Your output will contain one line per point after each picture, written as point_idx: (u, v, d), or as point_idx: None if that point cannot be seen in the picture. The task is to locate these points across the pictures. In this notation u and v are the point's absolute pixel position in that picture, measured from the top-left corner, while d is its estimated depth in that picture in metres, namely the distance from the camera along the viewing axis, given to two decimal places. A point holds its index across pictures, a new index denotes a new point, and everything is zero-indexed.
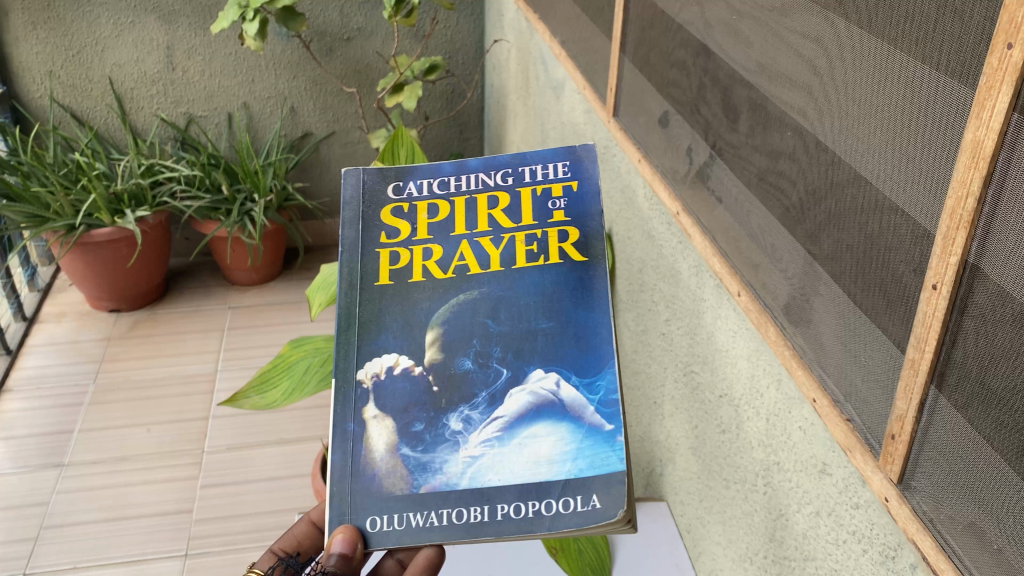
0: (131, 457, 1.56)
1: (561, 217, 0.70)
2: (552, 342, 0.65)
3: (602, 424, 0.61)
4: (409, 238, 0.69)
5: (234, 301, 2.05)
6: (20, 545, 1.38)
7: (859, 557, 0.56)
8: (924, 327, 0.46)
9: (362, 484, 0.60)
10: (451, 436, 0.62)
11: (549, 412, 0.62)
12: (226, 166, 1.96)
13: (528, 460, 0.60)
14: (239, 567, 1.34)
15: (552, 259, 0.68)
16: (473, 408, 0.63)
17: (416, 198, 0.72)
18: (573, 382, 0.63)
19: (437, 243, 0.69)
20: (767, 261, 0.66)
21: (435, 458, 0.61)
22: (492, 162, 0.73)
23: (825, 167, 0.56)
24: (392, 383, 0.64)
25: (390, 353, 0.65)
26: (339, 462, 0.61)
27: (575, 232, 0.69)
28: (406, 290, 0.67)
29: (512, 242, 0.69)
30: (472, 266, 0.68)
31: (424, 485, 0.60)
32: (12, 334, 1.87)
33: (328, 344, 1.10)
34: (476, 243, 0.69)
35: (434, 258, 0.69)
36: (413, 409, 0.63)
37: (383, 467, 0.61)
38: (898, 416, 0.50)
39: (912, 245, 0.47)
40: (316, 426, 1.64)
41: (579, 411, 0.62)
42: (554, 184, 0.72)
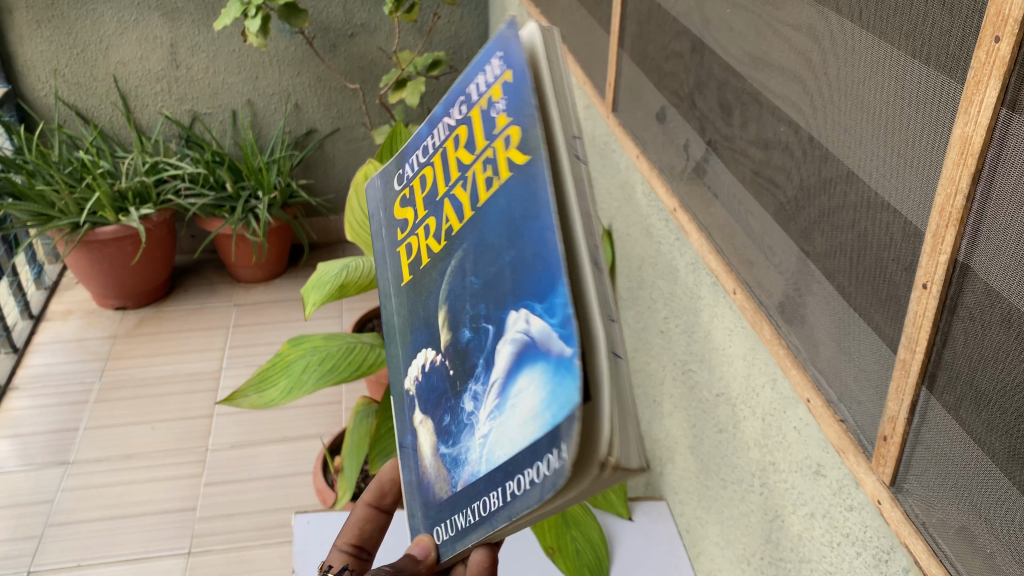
0: (136, 455, 1.56)
1: (503, 120, 0.39)
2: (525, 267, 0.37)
3: (559, 349, 0.33)
4: (414, 223, 0.49)
5: (240, 298, 2.06)
6: (25, 543, 1.39)
7: (853, 560, 0.55)
8: (914, 327, 0.45)
9: (425, 501, 0.46)
10: (465, 420, 0.41)
11: (522, 361, 0.36)
12: (231, 163, 1.96)
13: (516, 425, 0.36)
14: (242, 565, 1.35)
15: (504, 177, 0.39)
16: (473, 380, 0.41)
17: (414, 175, 0.50)
18: (538, 312, 0.35)
19: (430, 215, 0.47)
20: (763, 259, 0.65)
21: (462, 449, 0.42)
22: (450, 91, 0.46)
23: (817, 162, 0.55)
24: (429, 381, 0.47)
25: (421, 354, 0.48)
26: (410, 481, 0.49)
27: (513, 130, 0.38)
28: (416, 285, 0.48)
29: (475, 177, 0.42)
30: (454, 225, 0.44)
31: (460, 484, 0.42)
32: (18, 332, 1.88)
33: (326, 343, 1.10)
34: (454, 197, 0.45)
35: (430, 234, 0.47)
36: (439, 400, 0.45)
37: (433, 474, 0.45)
38: (890, 417, 0.49)
39: (903, 242, 0.46)
40: (320, 423, 1.65)
41: (545, 344, 0.34)
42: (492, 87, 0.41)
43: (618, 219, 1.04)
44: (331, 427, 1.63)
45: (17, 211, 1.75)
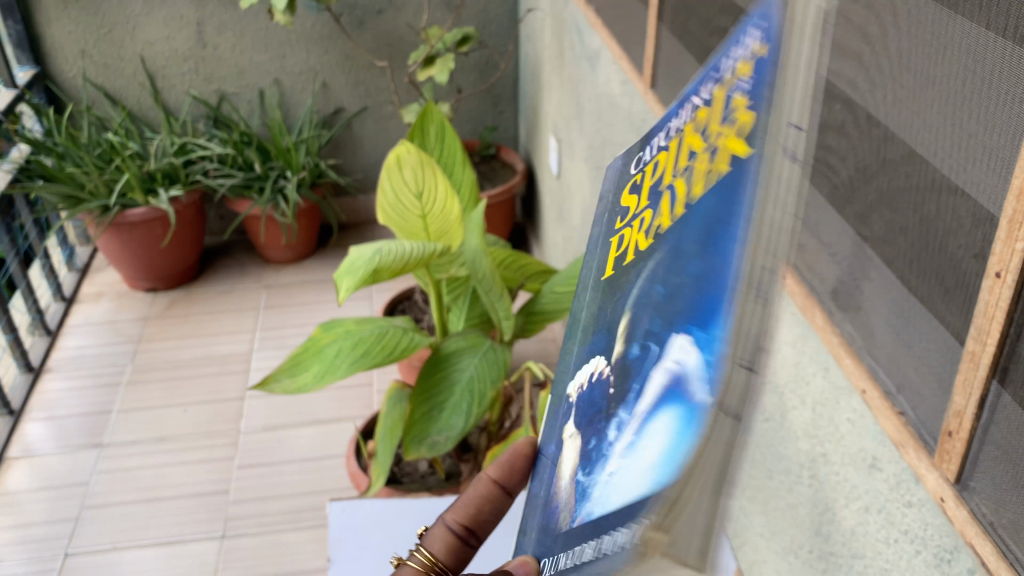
0: (168, 438, 1.57)
1: (740, 107, 0.26)
2: (690, 299, 0.27)
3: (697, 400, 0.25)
4: (636, 213, 0.35)
5: (270, 280, 2.05)
6: (62, 525, 1.40)
7: (912, 558, 0.52)
8: (985, 318, 0.43)
9: (545, 518, 0.37)
10: (601, 451, 0.32)
11: (670, 401, 0.27)
12: (259, 143, 1.94)
13: (635, 471, 0.28)
14: (276, 548, 1.35)
15: (715, 167, 0.27)
16: (623, 409, 0.31)
17: (647, 158, 0.35)
18: (695, 338, 0.26)
19: (650, 213, 0.33)
20: (815, 242, 0.62)
21: (595, 477, 0.32)
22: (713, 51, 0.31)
23: (876, 142, 0.52)
24: (590, 396, 0.35)
25: (595, 358, 0.36)
26: (542, 487, 0.40)
27: (740, 133, 0.26)
28: (614, 284, 0.35)
29: (693, 174, 0.29)
30: (667, 218, 0.31)
31: (580, 516, 0.32)
32: (50, 314, 1.89)
33: (360, 327, 1.02)
34: (673, 194, 0.31)
35: (645, 227, 0.33)
36: (592, 418, 0.34)
37: (563, 495, 0.36)
38: (956, 412, 0.46)
39: (973, 229, 0.43)
40: (352, 407, 1.63)
41: (677, 385, 0.26)
42: (736, 77, 0.26)
43: None
44: (362, 410, 1.62)
45: (47, 193, 1.75)
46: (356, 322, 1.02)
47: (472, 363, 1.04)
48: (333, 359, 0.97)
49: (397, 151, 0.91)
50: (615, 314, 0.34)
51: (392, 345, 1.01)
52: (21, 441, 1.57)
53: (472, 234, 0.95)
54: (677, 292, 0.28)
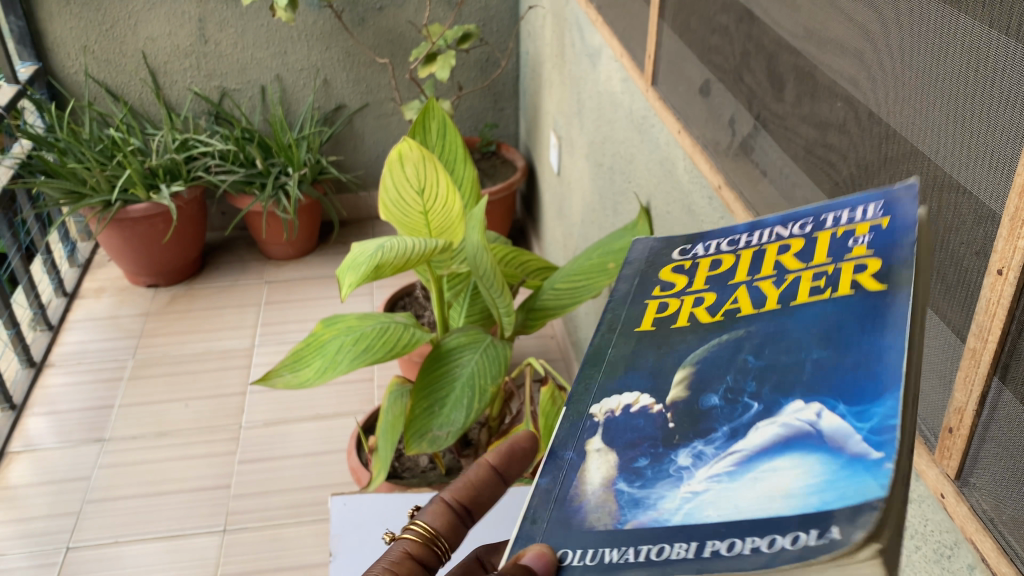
0: (170, 432, 1.57)
1: (862, 251, 0.36)
2: (823, 374, 0.33)
3: (869, 452, 0.29)
4: (682, 289, 0.42)
5: (271, 276, 2.05)
6: (64, 518, 1.40)
7: (912, 554, 0.53)
8: (986, 315, 0.43)
9: (562, 517, 0.34)
10: (674, 472, 0.33)
11: (798, 447, 0.31)
12: (260, 139, 1.94)
13: (757, 496, 0.30)
14: (276, 543, 1.35)
15: (841, 292, 0.36)
16: (708, 442, 0.33)
17: (701, 255, 0.43)
18: (840, 410, 0.31)
19: (711, 290, 0.41)
20: None
21: (652, 495, 0.32)
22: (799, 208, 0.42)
23: (877, 140, 0.52)
24: (627, 422, 0.36)
25: (633, 391, 0.38)
26: (542, 488, 0.35)
27: (877, 261, 0.35)
28: (663, 337, 0.40)
29: (797, 283, 0.38)
30: (746, 308, 0.38)
31: (631, 523, 0.32)
32: (52, 309, 1.90)
33: (362, 323, 1.02)
34: (756, 288, 0.39)
35: (704, 304, 0.40)
36: (640, 441, 0.35)
37: (591, 501, 0.34)
38: (957, 409, 0.46)
39: (974, 226, 0.44)
40: (353, 401, 1.64)
41: (842, 440, 0.30)
42: (861, 222, 0.38)
43: (657, 195, 1.00)
44: (363, 405, 1.62)
45: (49, 189, 1.75)
46: (357, 317, 1.02)
47: (472, 358, 1.04)
48: (334, 354, 0.98)
49: (400, 148, 0.91)
50: (671, 362, 0.38)
51: (393, 340, 1.01)
52: (23, 435, 1.57)
53: (474, 230, 0.96)
54: (789, 373, 0.34)
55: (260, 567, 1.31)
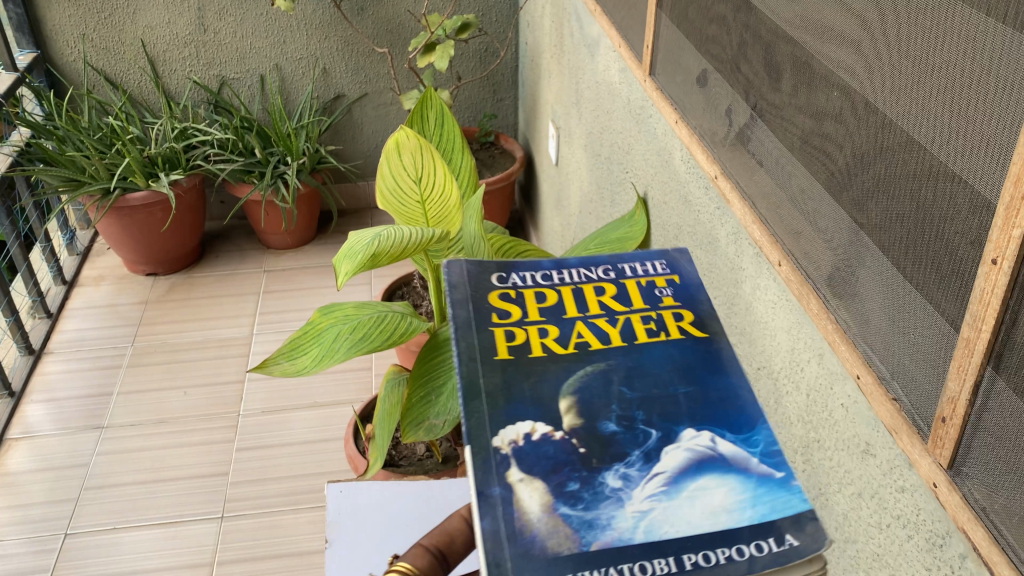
0: (168, 420, 1.57)
1: (672, 302, 0.59)
2: (694, 407, 0.51)
3: (772, 472, 0.47)
4: (521, 320, 0.56)
5: (269, 265, 2.05)
6: (62, 505, 1.41)
7: (905, 543, 0.53)
8: (981, 305, 0.43)
9: (521, 549, 0.42)
10: (612, 493, 0.45)
11: (710, 468, 0.47)
12: (259, 128, 1.94)
13: (703, 511, 0.45)
14: (274, 530, 1.35)
15: (673, 335, 0.56)
16: (628, 465, 0.47)
17: (523, 286, 0.59)
18: (729, 438, 0.49)
19: (551, 323, 0.56)
20: (810, 229, 0.63)
21: (600, 515, 0.44)
22: (592, 257, 0.63)
23: (874, 130, 0.52)
24: (534, 450, 0.47)
25: (525, 420, 0.48)
26: (487, 529, 0.43)
27: (689, 313, 0.58)
28: (527, 365, 0.53)
29: (627, 322, 0.57)
30: (594, 342, 0.55)
31: (597, 544, 0.42)
32: (51, 297, 1.90)
33: (359, 312, 1.02)
34: (593, 324, 0.56)
35: (551, 335, 0.55)
36: (560, 467, 0.46)
37: (542, 528, 0.43)
38: (950, 398, 0.47)
39: (970, 215, 0.44)
40: (350, 390, 1.64)
41: (744, 463, 0.48)
42: (655, 278, 0.62)
43: (654, 186, 1.00)
44: (361, 394, 1.62)
45: (48, 176, 1.75)
46: (355, 306, 1.02)
47: None
48: (331, 343, 0.98)
49: (397, 136, 0.91)
50: (549, 392, 0.51)
51: (391, 330, 1.01)
52: (22, 422, 1.58)
53: (472, 220, 0.95)
54: (668, 406, 0.51)
55: (257, 555, 1.31)
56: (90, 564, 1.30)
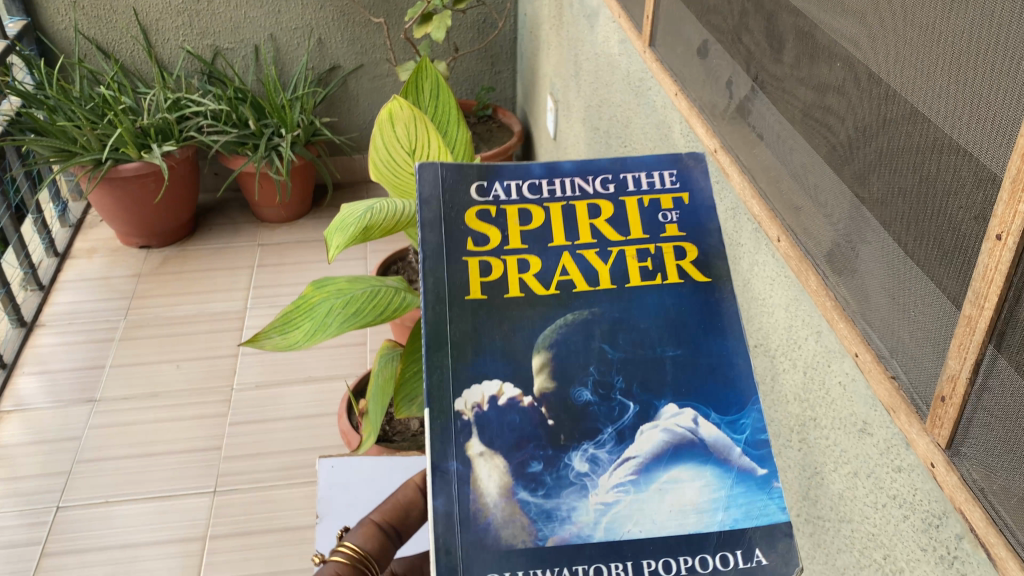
0: (161, 393, 1.57)
1: (675, 231, 0.57)
2: (682, 372, 0.52)
3: (754, 469, 0.49)
4: (500, 248, 0.56)
5: (264, 238, 2.03)
6: (54, 478, 1.40)
7: (900, 524, 0.52)
8: (983, 281, 0.42)
9: (473, 537, 0.46)
10: (576, 479, 0.49)
11: (686, 454, 0.50)
12: (253, 99, 1.91)
13: (670, 509, 0.48)
14: (268, 505, 1.35)
15: (671, 279, 0.55)
16: (599, 446, 0.50)
17: (506, 201, 0.58)
18: (714, 420, 0.51)
19: (533, 254, 0.56)
20: (810, 204, 0.61)
21: (561, 505, 0.48)
22: (588, 163, 0.60)
23: (876, 102, 0.51)
24: (498, 417, 0.50)
25: (492, 379, 0.51)
26: (442, 509, 0.47)
27: (693, 248, 0.56)
28: (500, 307, 0.54)
29: (621, 257, 0.56)
30: (579, 283, 0.55)
31: (551, 539, 0.47)
32: (44, 269, 1.88)
33: (352, 286, 1.01)
34: (579, 257, 0.56)
35: (532, 271, 0.55)
36: (524, 444, 0.49)
37: (498, 516, 0.47)
38: (950, 376, 0.46)
39: (975, 189, 0.42)
40: (345, 364, 1.63)
41: (725, 453, 0.50)
42: (662, 194, 0.59)
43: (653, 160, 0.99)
44: (356, 368, 1.62)
45: (40, 146, 1.73)
46: (348, 280, 1.01)
47: None
48: (323, 317, 0.97)
49: (390, 107, 0.89)
50: (522, 345, 0.52)
51: (383, 304, 1.01)
52: (14, 395, 1.57)
53: None
54: (653, 376, 0.52)
55: (250, 529, 1.31)
56: (82, 538, 1.30)
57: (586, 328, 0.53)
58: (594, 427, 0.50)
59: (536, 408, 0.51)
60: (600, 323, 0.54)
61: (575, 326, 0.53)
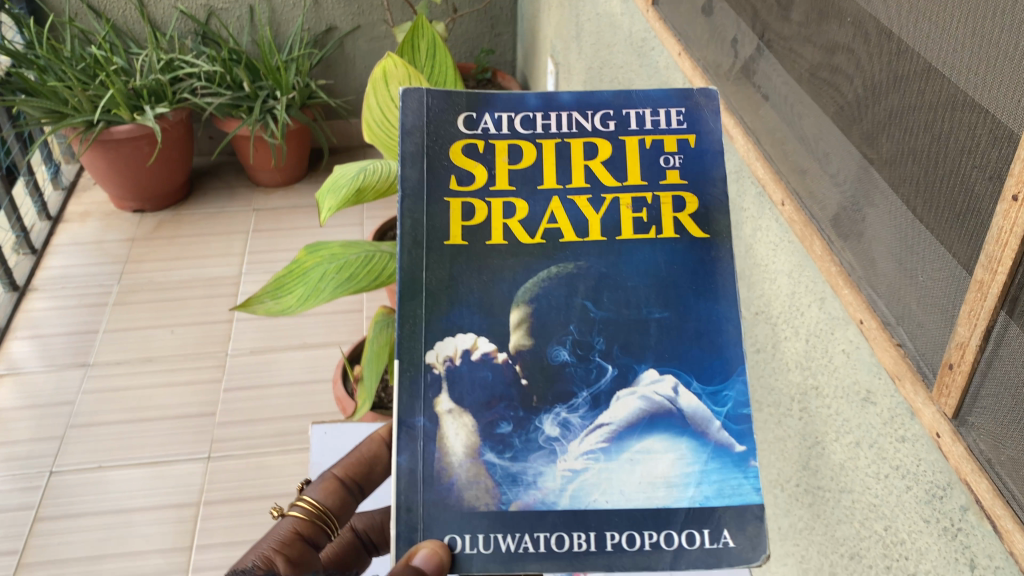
0: (155, 359, 1.55)
1: (677, 178, 0.53)
2: (667, 335, 0.51)
3: (731, 445, 0.49)
4: (484, 188, 0.53)
5: (259, 203, 2.01)
6: (46, 443, 1.39)
7: (903, 495, 0.51)
8: (997, 244, 0.40)
9: (434, 497, 0.48)
10: (545, 443, 0.49)
11: (661, 425, 0.49)
12: (248, 61, 1.87)
13: (639, 481, 0.49)
14: (262, 471, 1.34)
15: (665, 233, 0.52)
16: (571, 411, 0.50)
17: (494, 136, 0.54)
18: (694, 389, 0.50)
19: (520, 197, 0.53)
20: (816, 167, 0.59)
21: (528, 469, 0.49)
22: (590, 94, 0.55)
23: (887, 58, 0.49)
24: (470, 373, 0.50)
25: (467, 333, 0.51)
26: (405, 466, 0.48)
27: (693, 199, 0.52)
28: (480, 255, 0.52)
29: (615, 206, 0.53)
30: (567, 232, 0.52)
31: (514, 503, 0.48)
32: (36, 233, 1.86)
33: (346, 251, 0.99)
34: (569, 202, 0.53)
35: (518, 216, 0.53)
36: (496, 403, 0.50)
37: (462, 476, 0.49)
38: (959, 343, 0.44)
39: (990, 147, 0.40)
40: (341, 330, 1.62)
41: (702, 426, 0.49)
42: (667, 135, 0.54)
43: None
44: (352, 335, 1.60)
45: (30, 107, 1.70)
46: (341, 245, 0.99)
47: None
48: (317, 282, 0.95)
49: (384, 65, 0.87)
50: (501, 297, 0.51)
51: (379, 269, 0.99)
52: (7, 359, 1.56)
53: None
54: (635, 339, 0.50)
55: (244, 495, 1.30)
56: (76, 503, 1.30)
57: (569, 285, 0.51)
58: (569, 390, 0.50)
59: (510, 366, 0.50)
60: (585, 278, 0.52)
61: (558, 284, 0.51)
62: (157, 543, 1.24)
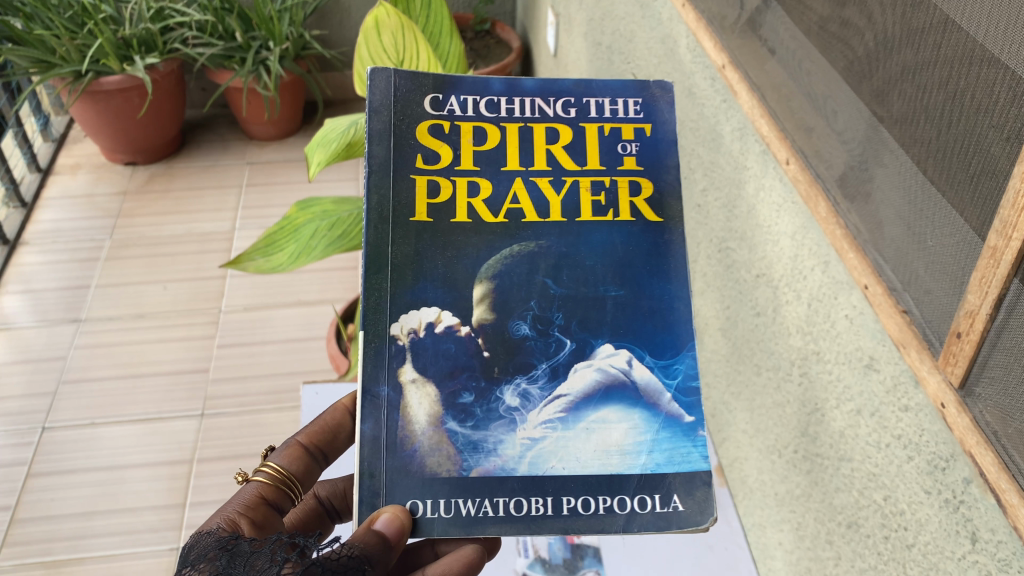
0: (148, 314, 1.54)
1: (633, 165, 0.52)
2: (624, 313, 0.50)
3: (681, 416, 0.48)
4: (449, 167, 0.51)
5: (253, 157, 1.98)
6: (39, 399, 1.38)
7: (904, 465, 0.50)
8: (1013, 208, 0.38)
9: (398, 463, 0.47)
10: (505, 413, 0.48)
11: (616, 397, 0.48)
12: (240, 11, 1.81)
13: (594, 449, 0.47)
14: (256, 428, 1.34)
15: (622, 216, 0.51)
16: (531, 382, 0.48)
17: (460, 117, 0.53)
18: (648, 363, 0.49)
19: (484, 177, 0.52)
20: (824, 125, 0.57)
21: (488, 437, 0.47)
22: (552, 81, 0.54)
23: (903, 10, 0.46)
24: (433, 345, 0.48)
25: (431, 306, 0.49)
26: (369, 433, 0.47)
27: (648, 184, 0.52)
28: (445, 232, 0.50)
29: (575, 188, 0.52)
30: (528, 213, 0.51)
31: (475, 470, 0.47)
32: (26, 186, 1.84)
33: (338, 208, 0.96)
34: (531, 183, 0.52)
35: (481, 196, 0.51)
36: (458, 373, 0.48)
37: (425, 443, 0.47)
38: (968, 311, 0.42)
39: (1009, 104, 0.38)
40: (336, 288, 1.60)
41: (655, 398, 0.48)
42: (624, 124, 0.53)
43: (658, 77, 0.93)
44: (346, 293, 1.59)
45: (17, 57, 1.66)
46: (333, 202, 0.96)
47: None
48: (308, 240, 0.93)
49: (376, 14, 0.84)
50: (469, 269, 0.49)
51: None
52: None
53: None
54: (593, 315, 0.50)
55: (237, 453, 1.30)
56: (69, 459, 1.29)
57: (531, 261, 0.50)
58: (529, 364, 0.49)
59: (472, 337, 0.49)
60: (547, 255, 0.50)
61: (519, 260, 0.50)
62: (150, 500, 1.24)
